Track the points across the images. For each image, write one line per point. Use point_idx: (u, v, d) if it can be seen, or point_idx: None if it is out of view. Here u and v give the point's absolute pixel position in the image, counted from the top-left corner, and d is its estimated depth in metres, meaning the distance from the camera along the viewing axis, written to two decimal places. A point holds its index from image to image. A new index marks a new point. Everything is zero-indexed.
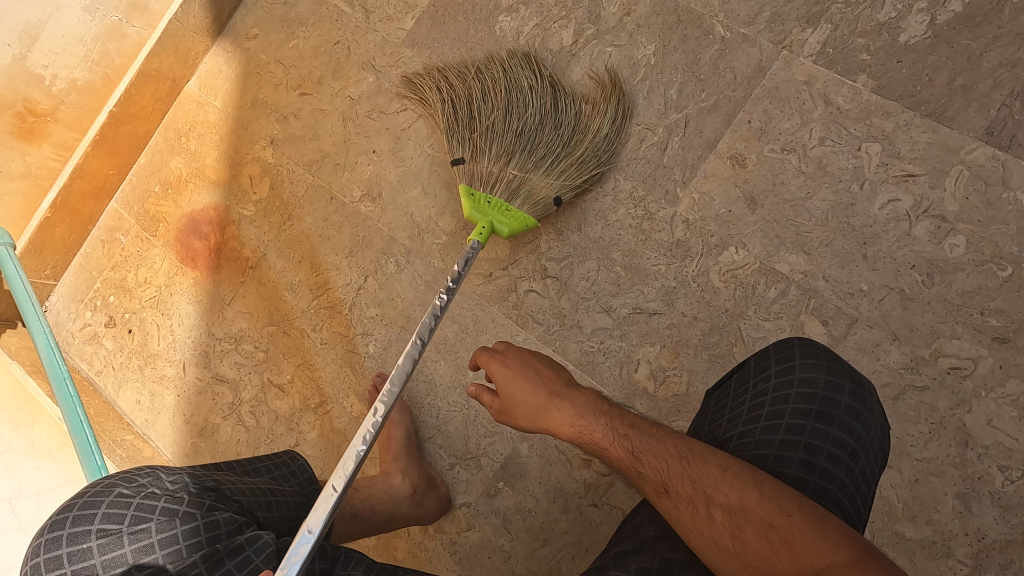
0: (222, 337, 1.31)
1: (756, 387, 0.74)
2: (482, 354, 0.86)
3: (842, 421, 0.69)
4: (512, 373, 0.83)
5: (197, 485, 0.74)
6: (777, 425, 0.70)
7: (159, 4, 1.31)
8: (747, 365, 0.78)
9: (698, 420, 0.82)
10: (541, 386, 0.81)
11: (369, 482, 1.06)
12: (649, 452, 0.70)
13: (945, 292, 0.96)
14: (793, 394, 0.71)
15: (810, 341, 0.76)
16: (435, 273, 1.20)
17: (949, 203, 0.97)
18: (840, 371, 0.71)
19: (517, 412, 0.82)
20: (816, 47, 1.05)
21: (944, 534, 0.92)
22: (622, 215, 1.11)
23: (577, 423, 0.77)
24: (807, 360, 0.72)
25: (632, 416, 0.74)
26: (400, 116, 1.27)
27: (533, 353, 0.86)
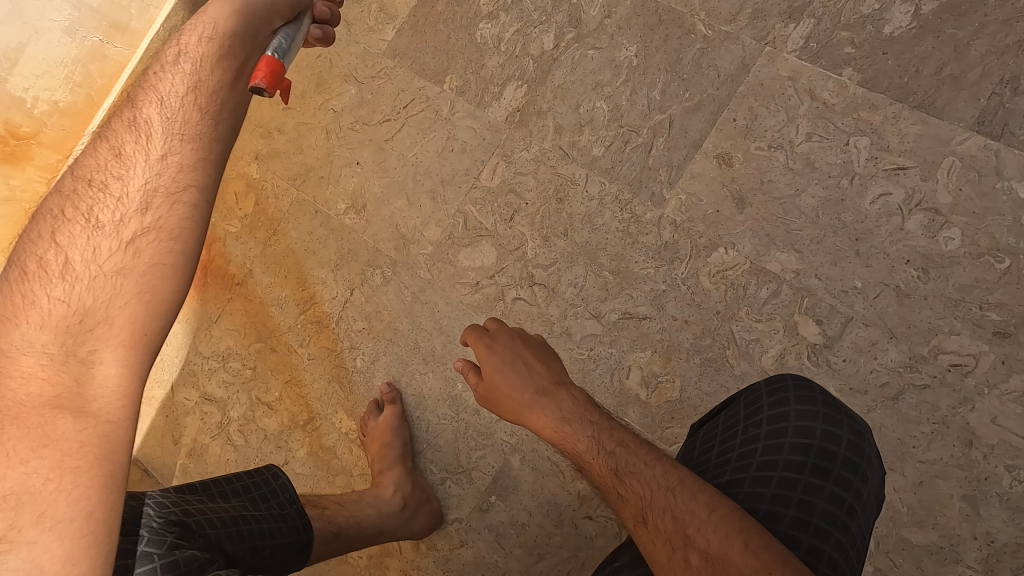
0: (209, 355, 1.29)
1: (747, 433, 0.70)
2: (472, 333, 0.83)
3: (840, 476, 0.66)
4: (500, 361, 0.79)
5: (161, 519, 0.72)
6: (769, 478, 0.66)
7: (140, 23, 1.30)
8: (737, 404, 0.75)
9: (683, 454, 0.78)
10: (529, 383, 0.77)
11: (355, 497, 1.04)
12: (635, 476, 0.66)
13: (941, 287, 0.93)
14: (787, 444, 0.68)
15: (806, 379, 0.73)
16: (422, 283, 1.18)
17: (942, 196, 0.95)
18: (838, 421, 0.68)
19: (499, 403, 0.78)
20: (799, 42, 1.03)
21: (952, 539, 0.88)
22: (609, 218, 1.09)
23: (560, 429, 0.74)
24: (803, 407, 0.69)
25: (621, 433, 0.71)
26: (383, 127, 1.26)
27: (523, 342, 0.81)
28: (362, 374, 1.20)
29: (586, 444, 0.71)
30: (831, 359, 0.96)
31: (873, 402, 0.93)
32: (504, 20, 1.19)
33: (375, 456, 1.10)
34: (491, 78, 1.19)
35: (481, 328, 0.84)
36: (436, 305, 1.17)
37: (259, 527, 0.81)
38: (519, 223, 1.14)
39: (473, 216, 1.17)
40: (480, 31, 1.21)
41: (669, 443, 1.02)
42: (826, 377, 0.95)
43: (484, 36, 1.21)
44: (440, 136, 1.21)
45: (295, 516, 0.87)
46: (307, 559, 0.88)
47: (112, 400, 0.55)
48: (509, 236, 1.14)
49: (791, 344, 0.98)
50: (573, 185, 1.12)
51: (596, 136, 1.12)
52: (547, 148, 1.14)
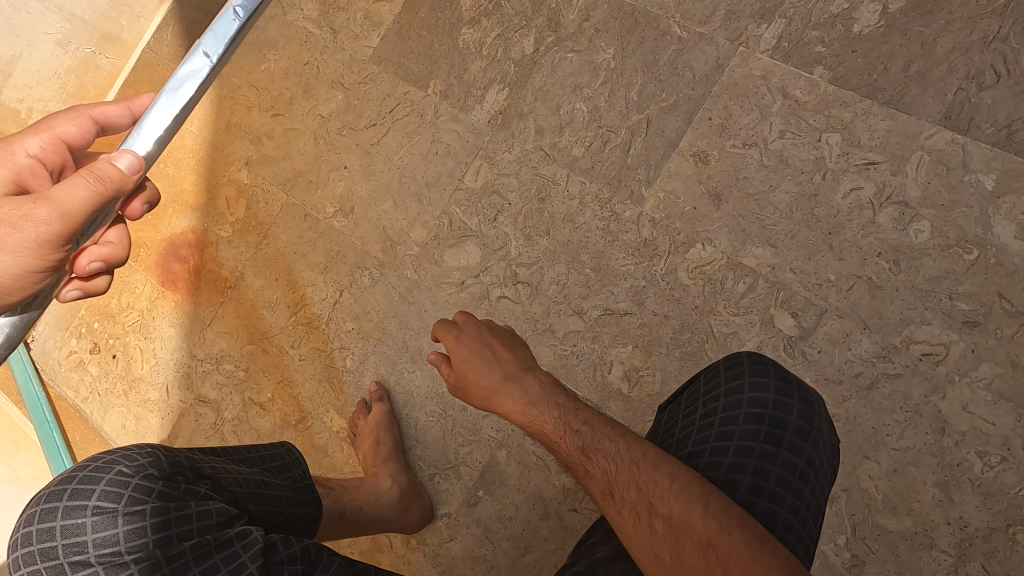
0: (203, 357, 1.32)
1: (706, 407, 0.73)
2: (441, 326, 0.87)
3: (792, 442, 0.68)
4: (468, 350, 0.83)
5: (194, 471, 0.75)
6: (726, 447, 0.69)
7: (131, 34, 1.34)
8: (698, 381, 0.77)
9: (652, 433, 0.81)
10: (496, 370, 0.81)
11: (358, 484, 1.07)
12: (600, 452, 0.69)
13: (912, 278, 0.95)
14: (742, 415, 0.70)
15: (761, 356, 0.75)
16: (409, 284, 1.21)
17: (911, 189, 0.97)
18: (789, 391, 0.71)
19: (470, 390, 0.82)
20: (771, 42, 1.06)
21: (926, 524, 0.90)
22: (589, 217, 1.12)
23: (528, 412, 0.77)
24: (756, 379, 0.71)
25: (587, 412, 0.73)
26: (369, 132, 1.28)
27: (491, 332, 0.85)
28: (352, 374, 1.23)
29: (552, 425, 0.74)
30: (806, 351, 0.98)
31: (847, 392, 0.95)
32: (485, 25, 1.22)
33: (368, 452, 1.11)
34: (473, 82, 1.22)
35: (450, 321, 0.88)
36: (422, 305, 1.19)
37: (278, 492, 0.83)
38: (503, 223, 1.16)
39: (457, 217, 1.19)
40: (462, 37, 1.24)
41: None
42: (802, 368, 0.98)
43: (467, 42, 1.23)
44: (424, 140, 1.24)
45: (307, 491, 0.89)
46: (316, 532, 0.90)
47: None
48: (493, 236, 1.17)
49: (767, 337, 1.00)
50: (555, 185, 1.14)
51: (576, 137, 1.14)
52: (528, 149, 1.17)
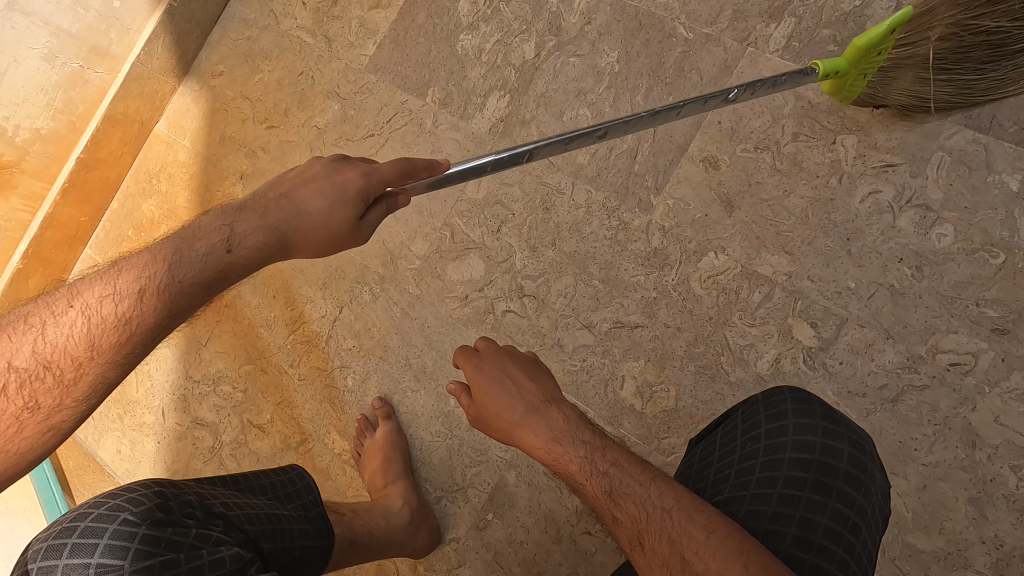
0: (200, 379, 1.28)
1: (744, 449, 0.68)
2: (461, 355, 0.82)
3: (841, 491, 0.64)
4: (488, 380, 0.78)
5: (204, 511, 0.72)
6: (769, 495, 0.65)
7: (121, 48, 1.29)
8: (734, 418, 0.73)
9: (682, 467, 0.77)
10: (518, 402, 0.76)
11: (368, 506, 1.03)
12: (629, 497, 0.65)
13: (936, 284, 0.91)
14: (786, 460, 0.66)
15: (803, 391, 0.71)
16: (411, 299, 1.17)
17: (932, 191, 0.93)
18: (837, 434, 0.66)
19: (490, 423, 0.77)
20: (781, 41, 1.02)
21: (959, 544, 0.86)
22: (596, 226, 1.08)
23: (551, 449, 0.71)
24: (801, 421, 0.67)
25: (615, 451, 0.69)
26: (366, 142, 1.25)
27: (513, 361, 0.80)
28: (354, 393, 1.19)
29: (577, 464, 0.69)
30: (827, 362, 0.94)
31: (871, 405, 0.91)
32: (484, 31, 1.19)
33: (377, 471, 1.08)
34: (473, 89, 1.18)
35: (469, 344, 0.84)
36: (425, 320, 1.15)
37: (292, 526, 0.80)
38: (506, 235, 1.12)
39: (460, 229, 1.16)
40: (460, 43, 1.20)
41: (666, 454, 1.00)
42: (823, 381, 0.94)
43: (465, 48, 1.20)
44: (424, 150, 1.20)
45: (319, 519, 0.85)
46: (328, 563, 0.86)
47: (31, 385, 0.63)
48: (497, 248, 1.13)
49: (786, 348, 0.96)
50: (560, 194, 1.10)
51: None
52: (532, 157, 1.13)
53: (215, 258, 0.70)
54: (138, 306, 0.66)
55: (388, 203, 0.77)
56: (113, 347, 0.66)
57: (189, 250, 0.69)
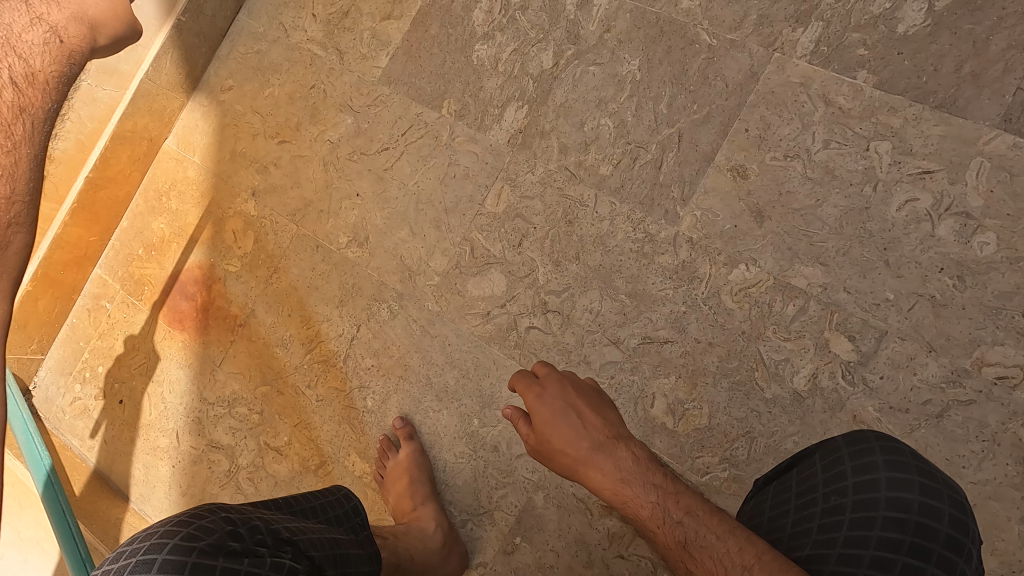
0: (214, 401, 1.25)
1: (829, 502, 0.66)
2: (521, 380, 0.80)
3: (941, 556, 0.62)
4: (551, 413, 0.77)
5: (272, 537, 0.67)
6: (860, 556, 0.62)
7: (128, 66, 1.25)
8: (813, 464, 0.70)
9: (748, 509, 0.75)
10: (584, 438, 0.75)
11: (403, 529, 1.01)
12: (705, 551, 0.63)
13: (979, 295, 0.88)
14: (880, 519, 0.63)
15: (892, 440, 0.68)
16: (431, 316, 1.14)
17: (972, 199, 0.90)
18: (936, 493, 0.63)
19: (553, 457, 0.76)
20: (809, 46, 0.99)
21: (1013, 565, 0.82)
22: (622, 239, 1.05)
23: (620, 491, 0.71)
24: (895, 476, 0.64)
25: (689, 500, 0.67)
26: (381, 156, 1.22)
27: (576, 391, 0.79)
28: (374, 414, 1.16)
29: (650, 510, 0.68)
30: (867, 377, 0.91)
31: (915, 420, 0.88)
32: (500, 40, 1.16)
33: (404, 494, 1.05)
34: (490, 100, 1.16)
35: (528, 373, 0.82)
36: (446, 338, 1.13)
37: (352, 551, 0.76)
38: (528, 249, 1.10)
39: (480, 244, 1.13)
40: (475, 53, 1.18)
41: (700, 473, 0.96)
42: (863, 397, 0.91)
43: (481, 58, 1.17)
44: (440, 163, 1.18)
45: (369, 544, 0.82)
46: None
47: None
48: (518, 263, 1.10)
49: (823, 363, 0.93)
50: (582, 207, 1.08)
51: (602, 154, 1.08)
52: (552, 169, 1.10)
53: (55, 45, 0.64)
54: (22, 95, 0.62)
55: None
56: (26, 139, 0.63)
57: (21, 39, 0.63)
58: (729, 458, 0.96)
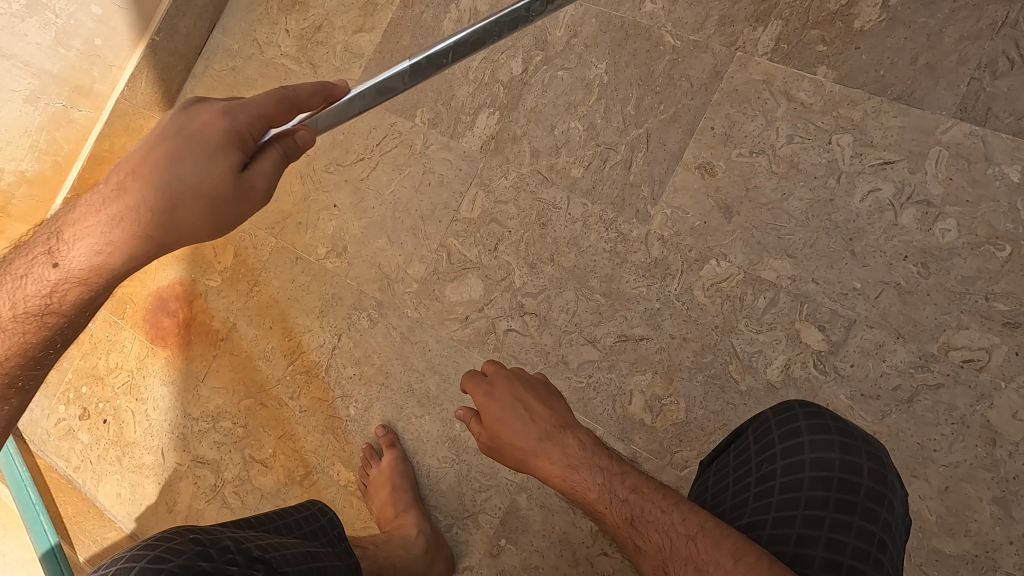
0: (199, 416, 1.25)
1: (761, 469, 0.69)
2: (471, 381, 0.86)
3: (866, 508, 0.64)
4: (501, 409, 0.81)
5: (243, 556, 0.67)
6: (792, 518, 0.64)
7: (104, 86, 1.31)
8: (746, 437, 0.73)
9: (698, 489, 0.77)
10: (532, 430, 0.79)
11: (386, 537, 1.02)
12: (652, 525, 0.65)
13: (944, 281, 0.90)
14: (806, 480, 0.66)
15: (814, 404, 0.71)
16: (410, 323, 1.15)
17: (933, 186, 0.92)
18: (855, 448, 0.66)
19: (506, 451, 0.81)
20: (770, 44, 1.01)
21: (987, 546, 0.84)
22: (595, 240, 1.06)
23: (568, 477, 0.74)
24: (817, 438, 0.67)
25: (634, 478, 0.70)
26: (357, 166, 1.23)
27: (524, 386, 0.84)
28: (357, 423, 1.16)
29: (596, 491, 0.71)
30: (838, 366, 0.92)
31: (886, 406, 0.89)
32: None
33: (386, 502, 1.05)
34: (462, 108, 1.17)
35: (479, 374, 0.87)
36: (426, 344, 1.13)
37: (329, 563, 0.76)
38: (504, 253, 1.11)
39: (456, 249, 1.14)
40: (446, 62, 1.20)
41: (680, 468, 0.97)
42: (835, 385, 0.92)
43: (452, 67, 1.19)
44: (415, 171, 1.19)
45: (348, 555, 0.84)
46: None
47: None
48: (494, 267, 1.11)
49: (795, 354, 0.94)
50: (556, 209, 1.09)
51: (573, 156, 1.09)
52: (525, 173, 1.12)
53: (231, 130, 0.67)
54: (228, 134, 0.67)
55: (279, 147, 0.69)
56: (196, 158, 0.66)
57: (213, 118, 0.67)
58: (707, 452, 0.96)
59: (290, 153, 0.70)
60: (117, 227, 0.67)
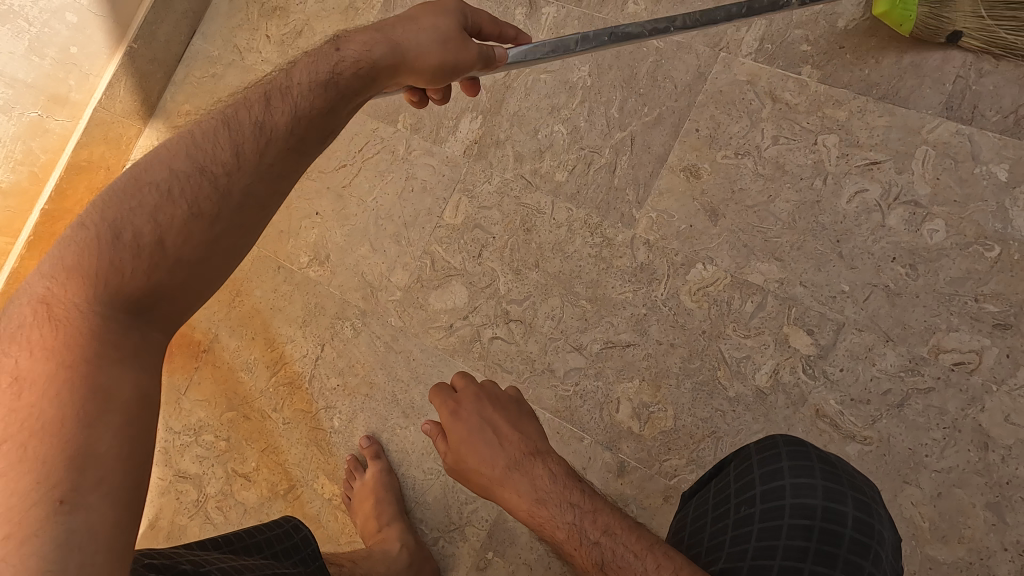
0: (181, 430, 1.22)
1: (739, 512, 0.66)
2: (438, 397, 0.82)
3: (848, 561, 0.61)
4: (467, 431, 0.78)
5: None
6: (768, 567, 0.61)
7: (81, 94, 1.27)
8: (728, 475, 0.71)
9: (678, 525, 0.75)
10: (499, 456, 0.75)
11: (366, 552, 1.00)
12: (623, 572, 0.63)
13: (932, 282, 0.88)
14: (785, 527, 0.63)
15: (800, 441, 0.69)
16: (394, 332, 1.13)
17: (920, 186, 0.90)
18: (840, 495, 0.63)
19: (471, 476, 0.77)
20: (754, 44, 1.00)
21: (981, 553, 0.82)
22: (580, 245, 1.04)
23: (535, 511, 0.70)
24: (799, 481, 0.65)
25: (605, 517, 0.67)
26: (339, 173, 1.21)
27: (494, 406, 0.80)
28: (341, 434, 1.14)
29: (564, 531, 0.68)
30: (827, 370, 0.91)
31: (877, 411, 0.88)
32: None
33: (370, 515, 1.03)
34: (445, 112, 1.16)
35: (447, 389, 0.83)
36: (411, 353, 1.11)
37: None
38: (488, 259, 1.09)
39: (440, 256, 1.12)
40: None
41: (668, 477, 0.96)
42: (825, 390, 0.90)
43: None
44: (398, 177, 1.17)
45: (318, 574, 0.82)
46: None
47: (130, 453, 0.49)
48: (478, 273, 1.09)
49: (784, 358, 0.93)
50: (540, 214, 1.07)
51: (558, 160, 1.08)
52: (508, 178, 1.10)
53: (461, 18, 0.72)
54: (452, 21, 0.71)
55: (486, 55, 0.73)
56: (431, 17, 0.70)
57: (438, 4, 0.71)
58: (696, 460, 0.95)
59: (484, 61, 0.73)
60: (376, 34, 0.69)
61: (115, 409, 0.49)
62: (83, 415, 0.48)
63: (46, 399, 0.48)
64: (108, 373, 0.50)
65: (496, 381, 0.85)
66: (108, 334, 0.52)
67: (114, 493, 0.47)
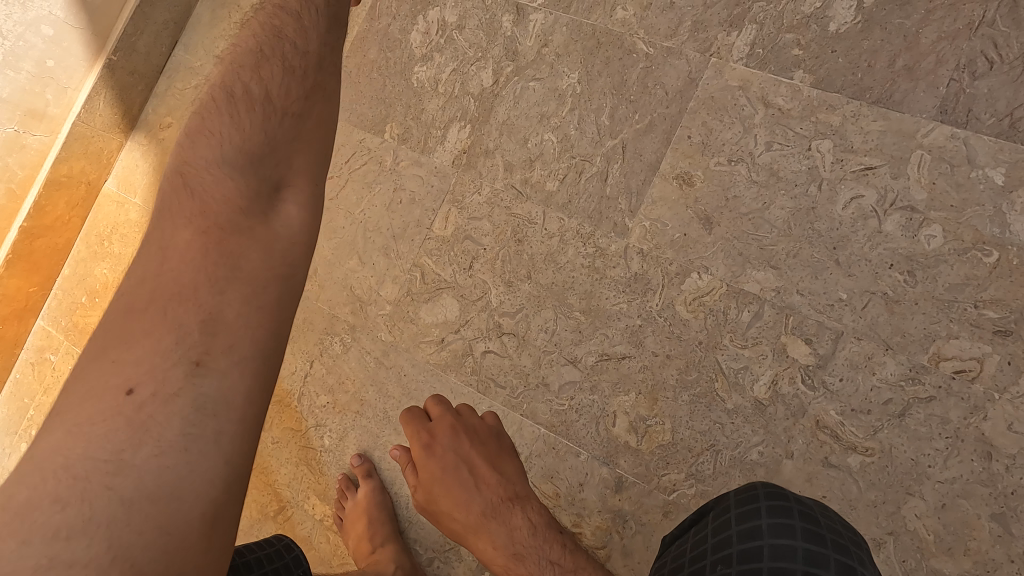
0: None
1: (715, 570, 0.65)
2: (416, 433, 0.88)
3: None
4: (444, 471, 0.85)
5: None
6: None
7: (58, 109, 1.25)
8: (705, 526, 0.71)
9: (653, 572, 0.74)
10: (477, 501, 0.83)
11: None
12: None
13: (931, 289, 0.87)
14: None
15: (780, 492, 0.70)
16: (384, 347, 1.11)
17: (916, 192, 0.89)
18: (820, 560, 0.63)
19: (445, 514, 0.85)
20: (745, 49, 0.98)
21: (987, 564, 0.81)
22: (572, 255, 1.02)
23: (508, 559, 0.80)
24: (779, 542, 0.64)
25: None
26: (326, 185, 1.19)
27: (469, 443, 0.87)
28: (332, 453, 1.11)
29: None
30: (826, 381, 0.89)
31: (878, 422, 0.87)
32: (438, 61, 1.14)
33: (362, 536, 1.01)
34: (433, 121, 1.14)
35: (422, 420, 0.90)
36: (401, 368, 1.09)
37: None
38: (479, 271, 1.07)
39: (430, 269, 1.10)
40: (415, 75, 1.16)
41: (667, 491, 0.94)
42: (825, 401, 0.89)
43: (421, 80, 1.15)
44: (386, 188, 1.15)
45: None
46: None
47: (254, 320, 0.56)
48: (469, 286, 1.07)
49: (782, 369, 0.91)
50: (531, 225, 1.05)
51: (548, 170, 1.06)
52: (498, 188, 1.08)
53: None
54: None
55: None
56: None
57: None
58: (695, 474, 0.93)
59: None
60: None
61: (246, 272, 0.56)
62: (214, 281, 0.55)
63: (186, 263, 0.56)
64: (244, 236, 0.58)
65: (470, 411, 0.92)
66: (231, 208, 0.59)
67: (243, 364, 0.54)
